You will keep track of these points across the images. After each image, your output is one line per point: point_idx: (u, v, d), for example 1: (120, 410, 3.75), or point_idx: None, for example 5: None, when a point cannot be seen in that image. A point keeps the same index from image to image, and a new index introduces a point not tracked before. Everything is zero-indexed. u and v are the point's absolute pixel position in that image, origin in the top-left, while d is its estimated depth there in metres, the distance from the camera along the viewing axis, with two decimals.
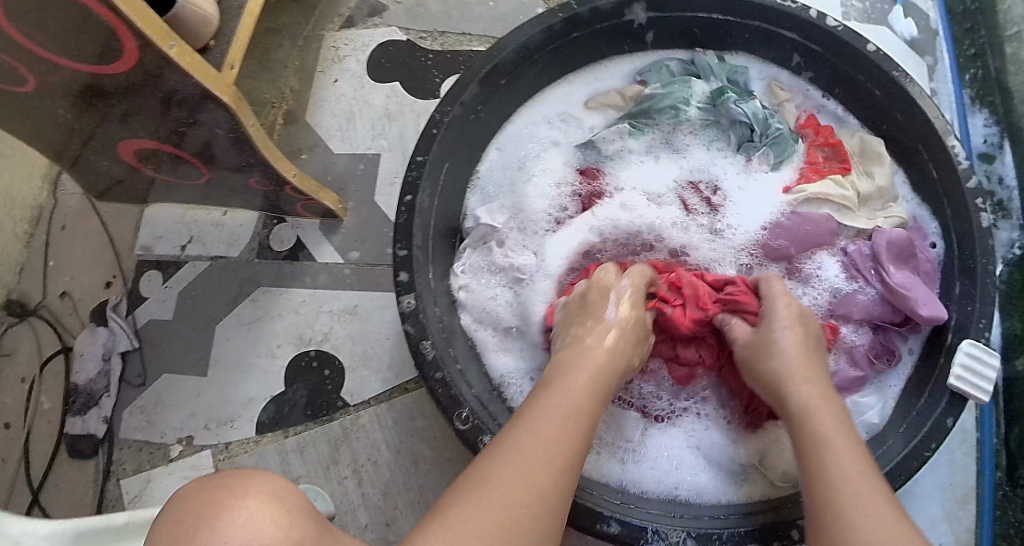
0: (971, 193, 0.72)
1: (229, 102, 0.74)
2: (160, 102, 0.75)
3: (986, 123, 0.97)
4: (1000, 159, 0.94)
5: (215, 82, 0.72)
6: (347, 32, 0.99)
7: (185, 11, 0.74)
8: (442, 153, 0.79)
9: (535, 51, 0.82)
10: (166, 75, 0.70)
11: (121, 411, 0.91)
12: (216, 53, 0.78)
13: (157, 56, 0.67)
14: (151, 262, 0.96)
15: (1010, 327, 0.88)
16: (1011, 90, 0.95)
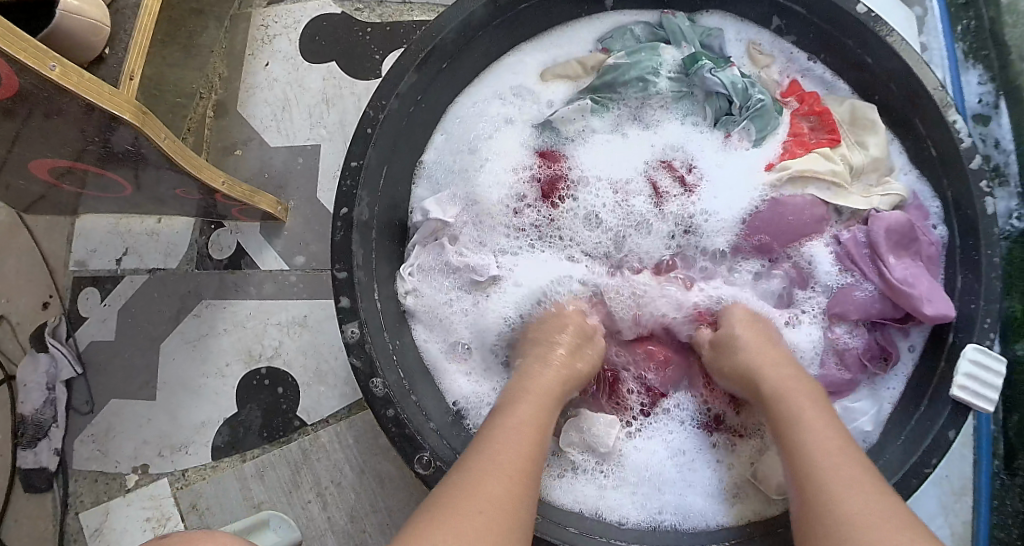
0: (974, 174, 0.66)
1: (132, 119, 0.65)
2: (64, 123, 0.66)
3: (980, 81, 0.85)
4: (996, 120, 0.82)
5: (114, 101, 0.63)
6: (276, 8, 0.91)
7: (68, 23, 0.62)
8: (381, 156, 0.69)
9: (477, 30, 0.72)
10: (59, 97, 0.62)
11: (73, 440, 0.86)
12: (112, 64, 0.68)
13: (39, 80, 0.59)
14: (88, 278, 0.89)
15: (1010, 306, 0.77)
16: (1008, 45, 0.82)
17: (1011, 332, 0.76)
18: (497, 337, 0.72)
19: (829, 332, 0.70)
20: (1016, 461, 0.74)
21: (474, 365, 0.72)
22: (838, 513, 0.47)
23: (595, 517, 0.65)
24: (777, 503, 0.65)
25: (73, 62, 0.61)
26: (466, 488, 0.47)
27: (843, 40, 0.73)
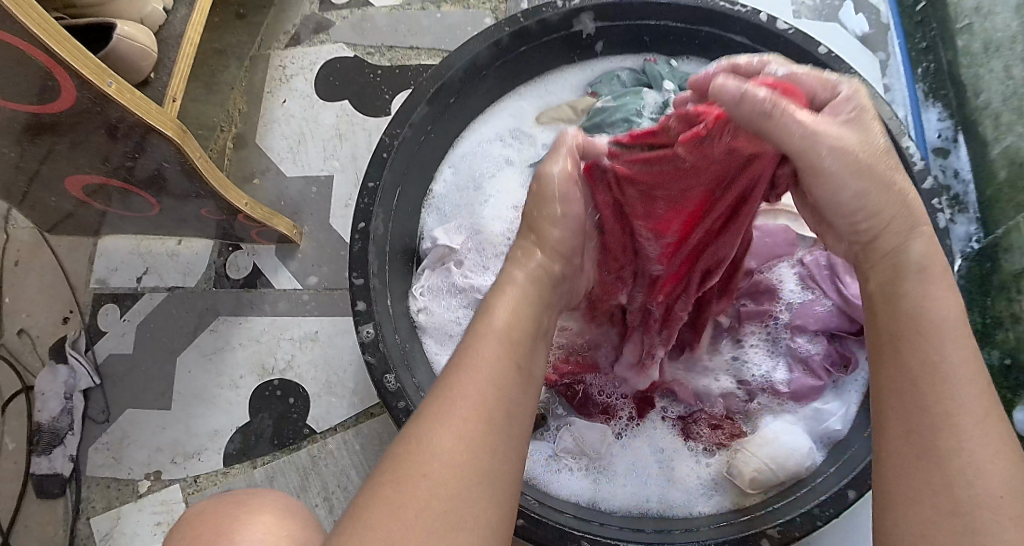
0: (929, 193, 0.75)
1: (173, 135, 0.74)
2: (104, 136, 0.74)
3: (940, 117, 0.99)
4: (955, 152, 0.97)
5: (157, 117, 0.72)
6: (293, 50, 1.00)
7: (124, 46, 0.74)
8: (395, 178, 0.77)
9: (483, 69, 0.81)
10: (106, 111, 0.70)
11: (87, 449, 0.90)
12: (158, 86, 0.79)
13: (96, 96, 0.67)
14: (108, 295, 0.95)
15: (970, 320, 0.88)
16: (963, 84, 0.97)
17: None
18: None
19: (793, 345, 0.79)
20: None
21: None
22: (955, 459, 0.40)
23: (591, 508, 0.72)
24: (753, 494, 0.72)
25: (125, 83, 0.70)
26: (408, 445, 0.43)
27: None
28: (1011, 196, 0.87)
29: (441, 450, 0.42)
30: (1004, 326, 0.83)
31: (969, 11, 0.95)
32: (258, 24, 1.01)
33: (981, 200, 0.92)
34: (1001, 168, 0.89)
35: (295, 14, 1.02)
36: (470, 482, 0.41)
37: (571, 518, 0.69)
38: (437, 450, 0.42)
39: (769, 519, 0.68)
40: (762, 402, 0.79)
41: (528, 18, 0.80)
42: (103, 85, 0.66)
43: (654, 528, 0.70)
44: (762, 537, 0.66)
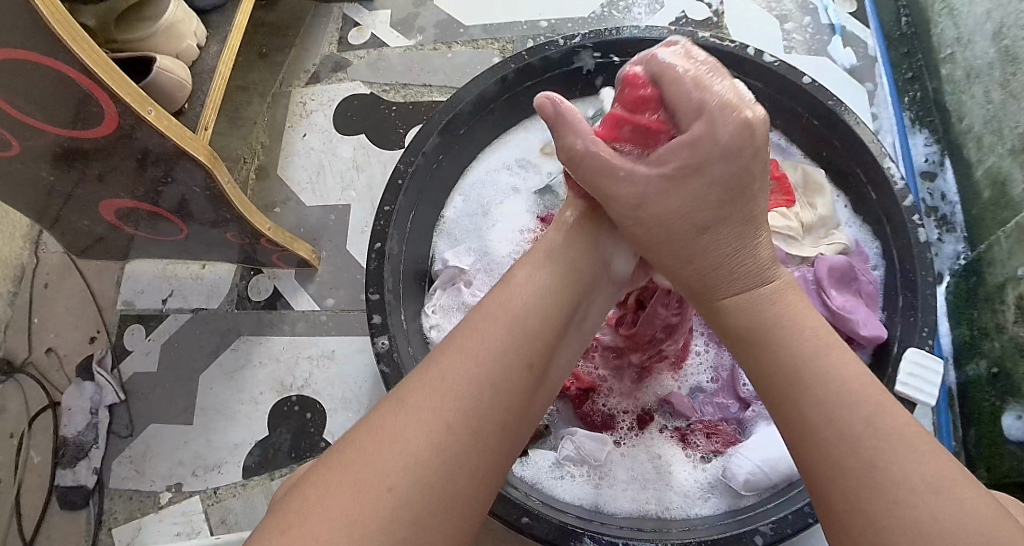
0: (908, 211, 0.82)
1: (205, 159, 0.81)
2: (137, 163, 0.81)
3: (926, 143, 1.06)
4: (941, 175, 1.03)
5: (192, 143, 0.79)
6: (312, 87, 1.07)
7: (162, 78, 0.81)
8: (409, 202, 0.84)
9: (490, 102, 0.88)
10: (145, 138, 0.76)
11: (112, 461, 0.94)
12: (191, 115, 0.86)
13: (136, 122, 0.74)
14: (133, 316, 1.00)
15: (960, 333, 0.94)
16: (946, 109, 1.04)
17: (963, 356, 0.93)
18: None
19: None
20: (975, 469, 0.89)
21: None
22: (859, 433, 0.47)
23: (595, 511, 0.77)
24: (747, 496, 0.77)
25: (162, 110, 0.77)
26: (388, 409, 0.49)
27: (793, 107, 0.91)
28: (993, 213, 0.93)
29: (414, 418, 0.47)
30: (989, 336, 0.88)
31: (950, 42, 1.03)
32: (280, 64, 1.09)
33: (969, 220, 0.98)
34: (985, 188, 0.95)
35: (315, 53, 1.09)
36: (437, 447, 0.47)
37: (575, 519, 0.74)
38: (415, 415, 0.48)
39: (761, 519, 0.73)
40: (758, 411, 0.84)
41: (533, 55, 0.88)
42: (144, 111, 0.73)
43: (653, 528, 0.75)
44: (754, 534, 0.71)
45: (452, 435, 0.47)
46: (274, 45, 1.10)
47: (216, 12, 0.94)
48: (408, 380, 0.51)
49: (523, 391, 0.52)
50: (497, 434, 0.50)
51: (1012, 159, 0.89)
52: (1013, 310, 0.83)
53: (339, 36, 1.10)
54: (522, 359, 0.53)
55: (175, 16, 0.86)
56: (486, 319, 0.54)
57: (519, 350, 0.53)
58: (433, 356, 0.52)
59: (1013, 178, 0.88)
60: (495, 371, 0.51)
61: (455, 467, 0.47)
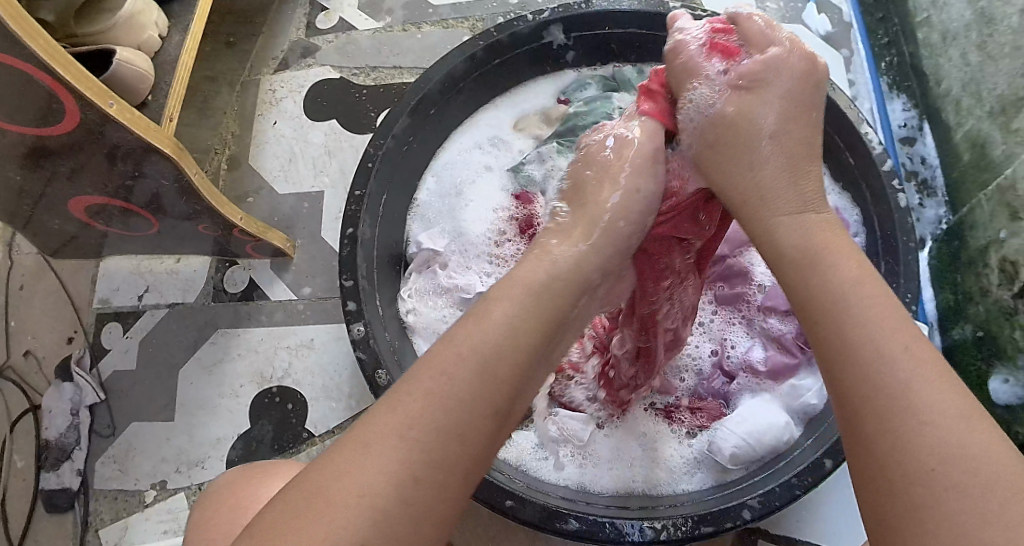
0: (886, 174, 0.82)
1: (171, 152, 0.79)
2: (105, 158, 0.79)
3: (905, 107, 1.05)
4: (920, 140, 1.03)
5: (157, 136, 0.77)
6: (281, 74, 1.05)
7: (123, 70, 0.78)
8: (380, 187, 0.82)
9: (459, 81, 0.87)
10: (108, 132, 0.75)
11: (95, 462, 0.93)
12: (155, 106, 0.84)
13: (99, 116, 0.72)
14: (110, 314, 0.99)
15: (943, 298, 0.95)
16: (925, 74, 1.02)
17: (948, 321, 0.94)
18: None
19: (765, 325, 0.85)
20: None
21: None
22: (915, 435, 0.39)
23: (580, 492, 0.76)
24: (733, 470, 0.77)
25: (125, 104, 0.75)
26: (348, 447, 0.41)
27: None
28: (974, 176, 0.93)
29: (376, 464, 0.40)
30: (973, 300, 0.89)
31: (926, 5, 1.02)
32: (248, 51, 1.07)
33: (948, 183, 0.98)
34: (965, 150, 0.95)
35: (283, 40, 1.07)
36: (397, 500, 0.39)
37: (560, 500, 0.73)
38: (373, 462, 0.40)
39: (748, 493, 0.72)
40: (741, 382, 0.83)
41: (502, 32, 0.86)
42: (105, 105, 0.71)
43: (639, 505, 0.74)
44: (742, 508, 0.70)
45: (414, 486, 0.40)
46: (242, 33, 1.08)
47: (177, 1, 0.92)
48: (365, 415, 0.43)
49: (490, 438, 0.44)
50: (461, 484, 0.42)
51: (991, 121, 0.89)
52: (996, 273, 0.85)
53: (307, 21, 1.08)
54: (493, 398, 0.44)
55: (135, 6, 0.84)
56: (450, 347, 0.45)
57: (494, 386, 0.45)
58: (396, 385, 0.44)
59: (992, 140, 0.89)
60: (461, 406, 0.43)
61: (413, 529, 0.39)
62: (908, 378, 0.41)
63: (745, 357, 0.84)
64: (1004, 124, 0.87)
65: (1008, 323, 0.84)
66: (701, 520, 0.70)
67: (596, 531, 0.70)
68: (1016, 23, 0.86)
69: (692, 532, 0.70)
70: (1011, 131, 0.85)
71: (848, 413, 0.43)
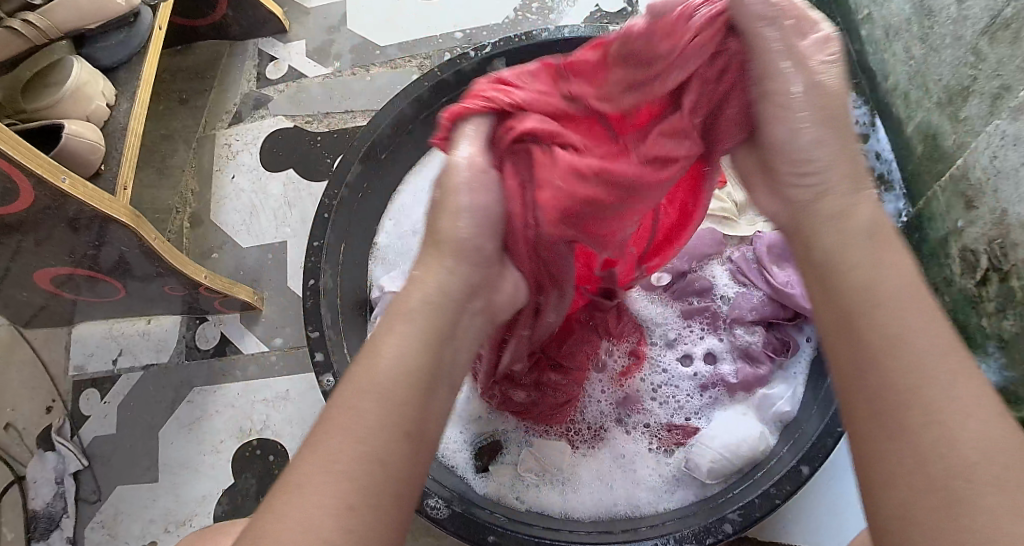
0: None
1: (128, 221, 0.80)
2: (68, 229, 0.80)
3: (855, 105, 1.07)
4: (873, 136, 1.04)
5: (112, 206, 0.78)
6: (235, 128, 1.07)
7: (73, 143, 0.79)
8: (338, 235, 0.84)
9: (409, 122, 0.88)
10: (66, 205, 0.76)
11: (83, 528, 0.93)
12: (109, 176, 0.84)
13: (54, 193, 0.74)
14: (87, 381, 0.99)
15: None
16: (871, 70, 1.05)
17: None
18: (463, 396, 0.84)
19: (734, 337, 0.85)
20: None
21: None
22: (941, 431, 0.39)
23: (565, 521, 0.76)
24: (712, 484, 0.77)
25: (78, 177, 0.76)
26: (279, 493, 0.42)
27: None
28: (928, 167, 0.94)
29: (312, 500, 0.41)
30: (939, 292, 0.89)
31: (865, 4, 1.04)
32: (202, 107, 1.09)
33: (904, 176, 0.99)
34: (917, 143, 0.96)
35: (235, 93, 1.10)
36: (340, 533, 0.40)
37: (545, 530, 0.73)
38: (303, 498, 0.41)
39: (728, 506, 0.72)
40: (714, 396, 0.84)
41: (446, 70, 0.88)
42: (57, 182, 0.72)
43: (623, 530, 0.74)
44: (723, 523, 0.70)
45: (352, 515, 0.41)
46: (193, 89, 1.10)
47: (122, 67, 0.93)
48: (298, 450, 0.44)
49: (417, 459, 0.45)
50: (397, 504, 0.43)
51: (940, 113, 0.90)
52: (958, 263, 0.87)
53: (257, 72, 1.11)
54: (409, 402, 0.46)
55: (80, 78, 0.84)
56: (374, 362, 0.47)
57: (402, 406, 0.46)
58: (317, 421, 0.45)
59: (943, 131, 0.90)
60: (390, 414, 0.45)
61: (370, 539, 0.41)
62: (936, 374, 0.41)
63: (717, 371, 0.84)
64: (953, 114, 0.88)
65: (975, 312, 0.84)
66: (683, 538, 0.70)
67: None
68: (952, 13, 0.86)
69: None
70: (960, 120, 0.86)
71: (876, 411, 0.42)
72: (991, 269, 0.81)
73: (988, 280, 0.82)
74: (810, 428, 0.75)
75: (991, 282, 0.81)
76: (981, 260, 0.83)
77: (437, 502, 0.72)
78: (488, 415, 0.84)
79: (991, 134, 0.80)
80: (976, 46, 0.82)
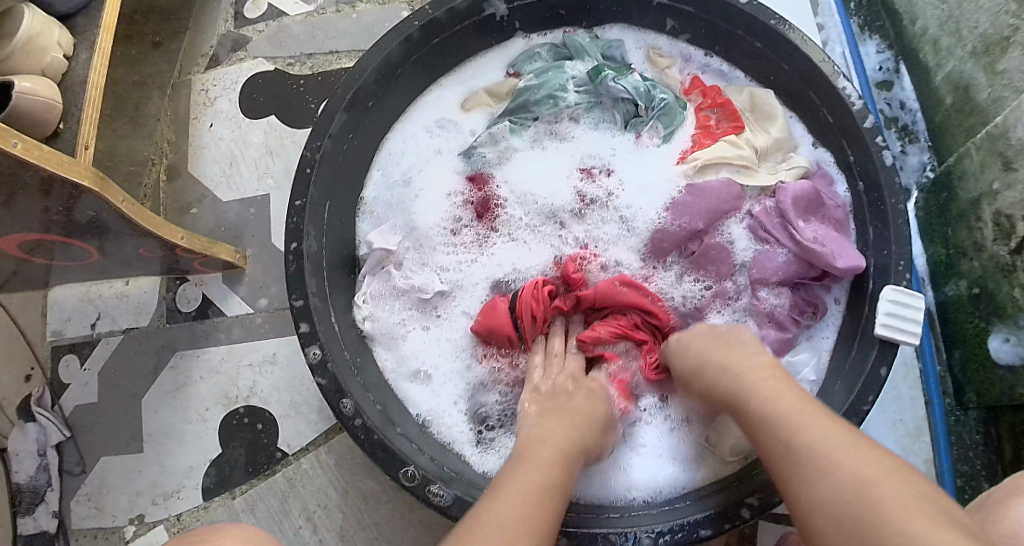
0: (869, 132, 0.73)
1: (91, 183, 0.72)
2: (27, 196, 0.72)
3: (879, 50, 0.98)
4: (898, 84, 0.95)
5: (73, 168, 0.71)
6: (213, 71, 0.99)
7: (27, 100, 0.71)
8: (322, 193, 0.76)
9: (398, 66, 0.80)
10: (18, 171, 0.68)
11: (69, 501, 0.89)
12: (69, 135, 0.77)
13: (7, 159, 0.66)
14: (66, 346, 0.94)
15: (935, 252, 0.87)
16: (896, 14, 0.95)
17: (940, 274, 0.86)
18: (458, 364, 0.78)
19: (756, 300, 0.76)
20: (964, 396, 0.83)
21: (440, 385, 0.77)
22: (829, 476, 0.47)
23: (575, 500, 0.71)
24: (731, 461, 0.71)
25: (31, 139, 0.67)
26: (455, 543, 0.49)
27: (733, 31, 0.82)
28: (958, 122, 0.85)
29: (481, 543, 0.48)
30: (966, 255, 0.81)
31: None
32: (176, 51, 1.00)
33: (931, 128, 0.90)
34: (947, 94, 0.87)
35: (211, 34, 1.01)
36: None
37: None
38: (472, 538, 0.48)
39: (746, 487, 0.66)
40: None
41: (437, 8, 0.79)
42: (8, 146, 0.64)
43: (632, 511, 0.69)
44: (740, 507, 0.64)
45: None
46: (167, 30, 1.01)
47: (81, 13, 0.83)
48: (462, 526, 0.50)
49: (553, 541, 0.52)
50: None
51: (974, 63, 0.81)
52: (990, 228, 0.77)
53: (234, 11, 1.02)
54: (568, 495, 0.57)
55: (32, 27, 0.76)
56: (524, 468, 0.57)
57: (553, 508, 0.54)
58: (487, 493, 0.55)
59: (976, 83, 0.81)
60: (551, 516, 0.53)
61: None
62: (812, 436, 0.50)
63: None
64: (988, 66, 0.79)
65: (1005, 281, 0.76)
66: (699, 523, 0.65)
67: None
68: None
69: (689, 536, 0.64)
70: (997, 73, 0.77)
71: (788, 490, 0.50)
72: None
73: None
74: (834, 398, 0.70)
75: None
76: (1018, 227, 0.73)
77: (438, 487, 0.66)
78: (494, 387, 0.77)
79: None
80: None
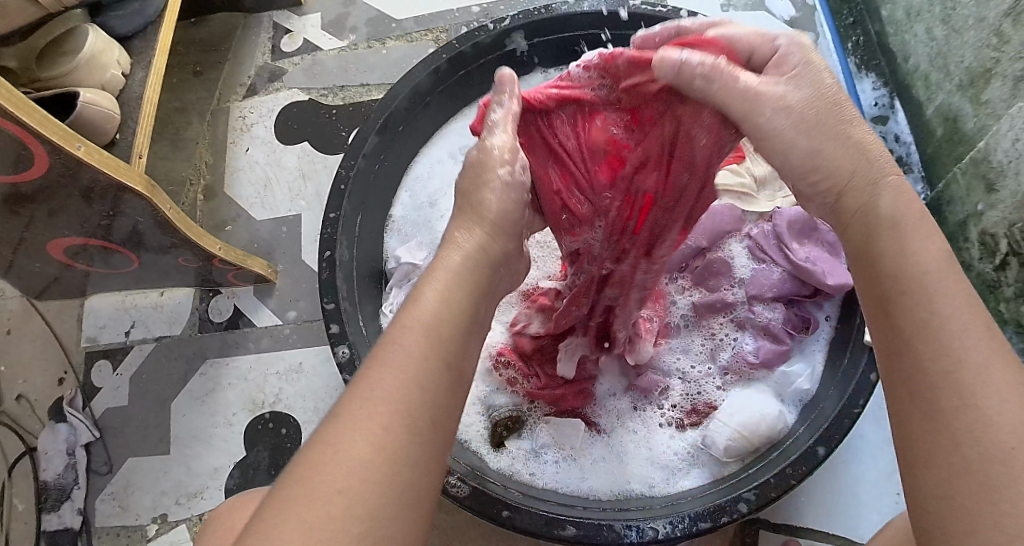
0: None
1: (142, 189, 0.79)
2: (82, 199, 0.78)
3: (874, 87, 1.05)
4: (893, 118, 1.02)
5: (127, 174, 0.77)
6: (250, 100, 1.07)
7: (90, 111, 0.78)
8: (354, 207, 0.83)
9: (426, 95, 0.88)
10: (79, 173, 0.74)
11: (94, 500, 0.93)
12: (123, 145, 0.83)
13: (67, 160, 0.72)
14: (99, 352, 0.99)
15: None
16: (891, 51, 1.03)
17: None
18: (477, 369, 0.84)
19: (751, 314, 0.83)
20: None
21: None
22: (964, 389, 0.40)
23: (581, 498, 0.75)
24: (729, 463, 0.76)
25: (92, 145, 0.74)
26: (306, 467, 0.40)
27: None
28: (947, 151, 0.93)
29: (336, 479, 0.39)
30: None
31: None
32: (216, 80, 1.08)
33: (925, 159, 0.97)
34: (937, 125, 0.94)
35: (249, 65, 1.09)
36: (363, 494, 0.39)
37: (556, 505, 0.72)
38: (349, 429, 0.41)
39: (743, 485, 0.70)
40: (733, 376, 0.82)
41: (463, 42, 0.87)
42: (72, 148, 0.70)
43: (636, 506, 0.73)
44: (737, 502, 0.69)
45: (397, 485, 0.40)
46: (208, 62, 1.09)
47: (139, 36, 0.92)
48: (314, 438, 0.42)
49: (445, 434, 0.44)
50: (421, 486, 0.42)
51: (961, 95, 0.89)
52: (976, 247, 0.83)
53: (271, 45, 1.10)
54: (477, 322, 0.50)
55: (96, 46, 0.83)
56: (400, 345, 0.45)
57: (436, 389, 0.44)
58: (376, 345, 0.45)
59: (963, 113, 0.89)
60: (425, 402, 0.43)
61: (397, 502, 0.40)
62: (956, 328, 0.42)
63: (739, 351, 0.83)
64: (974, 97, 0.86)
65: (991, 296, 0.82)
66: (699, 516, 0.69)
67: (594, 535, 0.69)
68: None
69: (690, 529, 0.68)
70: (982, 102, 0.85)
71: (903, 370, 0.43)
72: (1010, 253, 0.78)
73: (1007, 264, 0.79)
74: (827, 402, 0.75)
75: (1011, 267, 0.78)
76: (1001, 245, 0.80)
77: (456, 479, 0.71)
78: (508, 390, 0.83)
79: (1015, 117, 0.76)
80: (1000, 28, 0.81)
